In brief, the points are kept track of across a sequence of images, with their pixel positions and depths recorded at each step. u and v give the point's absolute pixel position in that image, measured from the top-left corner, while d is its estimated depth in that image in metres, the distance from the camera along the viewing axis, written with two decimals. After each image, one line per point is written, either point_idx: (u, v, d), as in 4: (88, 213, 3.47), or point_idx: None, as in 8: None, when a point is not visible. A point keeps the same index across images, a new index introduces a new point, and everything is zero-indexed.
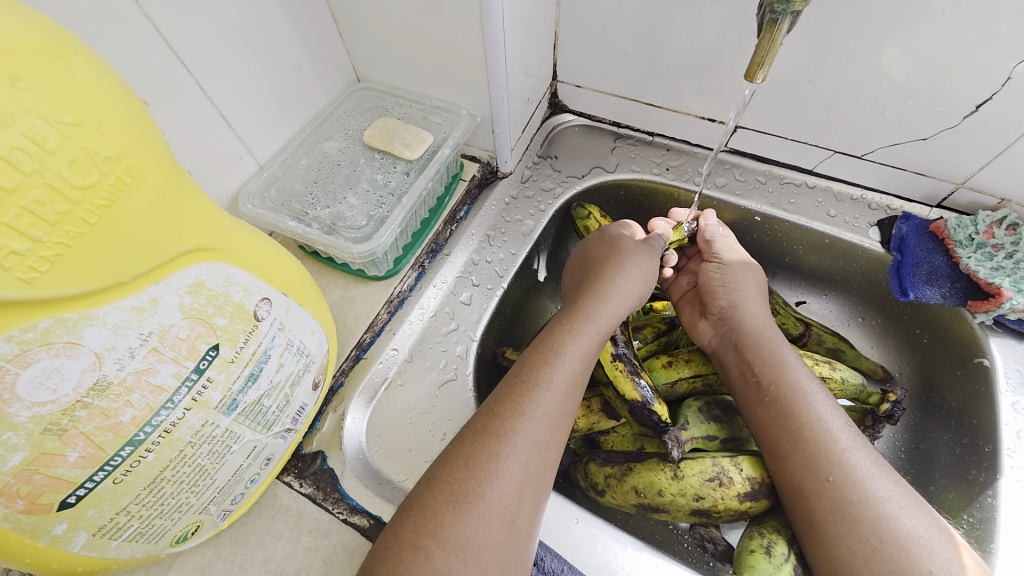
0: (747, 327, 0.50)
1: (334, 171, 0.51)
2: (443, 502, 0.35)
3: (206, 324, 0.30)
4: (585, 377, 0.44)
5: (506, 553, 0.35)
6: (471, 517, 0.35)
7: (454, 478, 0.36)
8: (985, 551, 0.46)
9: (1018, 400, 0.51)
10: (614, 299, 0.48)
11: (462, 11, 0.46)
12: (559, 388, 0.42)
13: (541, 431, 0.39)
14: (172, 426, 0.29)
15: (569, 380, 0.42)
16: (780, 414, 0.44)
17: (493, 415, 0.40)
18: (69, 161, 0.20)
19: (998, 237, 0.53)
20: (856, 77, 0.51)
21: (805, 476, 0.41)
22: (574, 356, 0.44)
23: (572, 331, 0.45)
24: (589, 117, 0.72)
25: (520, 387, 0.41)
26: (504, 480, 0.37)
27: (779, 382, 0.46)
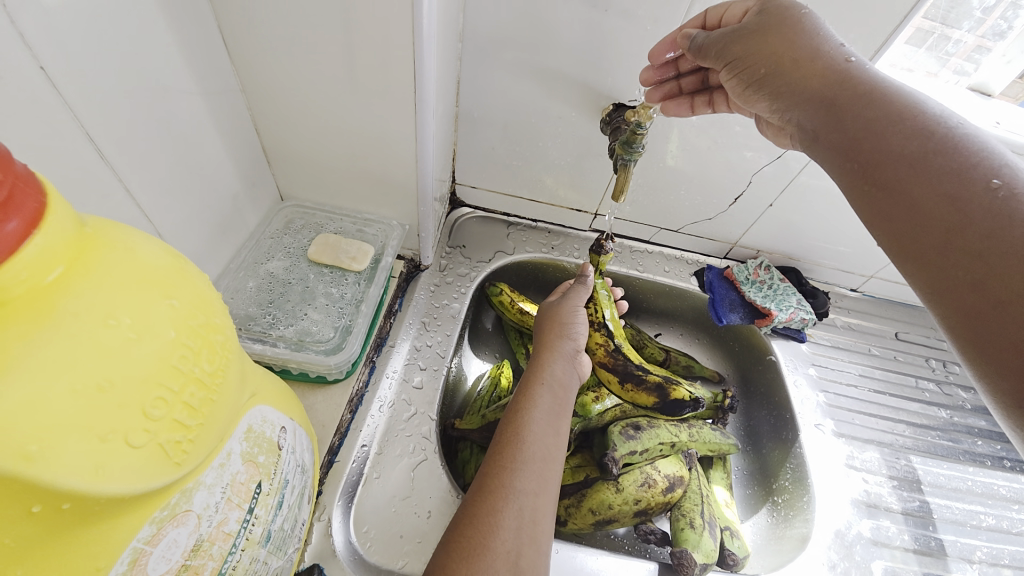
0: (839, 91, 0.43)
1: (286, 289, 0.54)
2: (459, 559, 0.42)
3: (254, 464, 0.33)
4: (556, 423, 0.55)
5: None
6: (485, 565, 0.42)
7: (466, 537, 0.44)
8: (806, 485, 0.67)
9: (796, 377, 0.77)
10: (551, 351, 0.62)
11: (400, 150, 0.56)
12: (533, 437, 0.52)
13: (527, 479, 0.49)
14: (233, 570, 0.31)
15: (543, 429, 0.53)
16: (916, 165, 0.38)
17: (485, 476, 0.49)
18: (205, 354, 0.25)
19: (761, 275, 0.83)
20: (667, 181, 0.76)
21: (931, 203, 0.36)
22: (540, 410, 0.55)
23: (530, 391, 0.57)
24: (485, 210, 0.87)
25: (500, 447, 0.51)
26: (506, 525, 0.45)
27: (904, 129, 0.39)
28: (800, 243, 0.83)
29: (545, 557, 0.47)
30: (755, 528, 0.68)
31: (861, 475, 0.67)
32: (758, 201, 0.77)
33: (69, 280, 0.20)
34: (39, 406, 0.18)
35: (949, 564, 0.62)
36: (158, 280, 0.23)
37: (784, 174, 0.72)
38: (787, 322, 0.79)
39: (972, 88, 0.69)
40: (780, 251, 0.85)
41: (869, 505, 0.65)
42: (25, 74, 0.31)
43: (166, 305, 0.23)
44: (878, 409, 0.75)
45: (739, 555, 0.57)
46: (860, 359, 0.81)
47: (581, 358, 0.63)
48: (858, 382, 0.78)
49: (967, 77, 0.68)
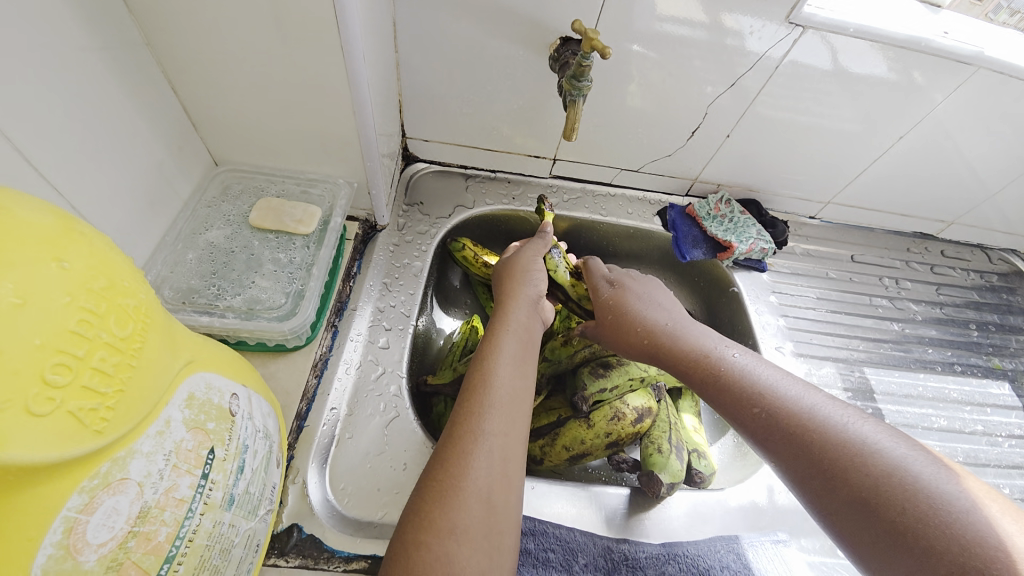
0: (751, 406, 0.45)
1: (230, 258, 0.51)
2: (432, 503, 0.44)
3: (202, 430, 0.32)
4: (522, 366, 0.55)
5: (496, 523, 0.44)
6: (461, 505, 0.43)
7: (437, 481, 0.45)
8: None
9: (758, 306, 0.79)
10: (514, 298, 0.62)
11: (335, 100, 0.53)
12: (500, 381, 0.52)
13: (497, 423, 0.49)
14: (194, 533, 0.31)
15: (510, 373, 0.53)
16: (798, 443, 0.41)
17: (455, 422, 0.49)
18: (114, 319, 0.24)
19: (722, 210, 0.83)
20: (624, 118, 0.74)
21: (823, 472, 0.39)
22: (505, 356, 0.55)
23: (495, 338, 0.57)
24: (440, 164, 0.84)
25: (466, 394, 0.52)
26: (478, 469, 0.46)
27: (780, 413, 0.43)
28: (759, 174, 0.83)
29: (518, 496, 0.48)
30: (723, 448, 0.72)
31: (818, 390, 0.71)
32: (715, 133, 0.76)
33: None
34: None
35: None
36: (43, 241, 0.21)
37: (741, 100, 0.71)
38: (748, 254, 0.80)
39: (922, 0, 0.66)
40: (740, 184, 0.85)
41: None
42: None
43: (54, 267, 0.21)
44: (835, 327, 0.78)
45: (704, 474, 0.60)
46: (820, 283, 0.83)
47: (542, 304, 0.63)
48: (816, 304, 0.81)
49: None
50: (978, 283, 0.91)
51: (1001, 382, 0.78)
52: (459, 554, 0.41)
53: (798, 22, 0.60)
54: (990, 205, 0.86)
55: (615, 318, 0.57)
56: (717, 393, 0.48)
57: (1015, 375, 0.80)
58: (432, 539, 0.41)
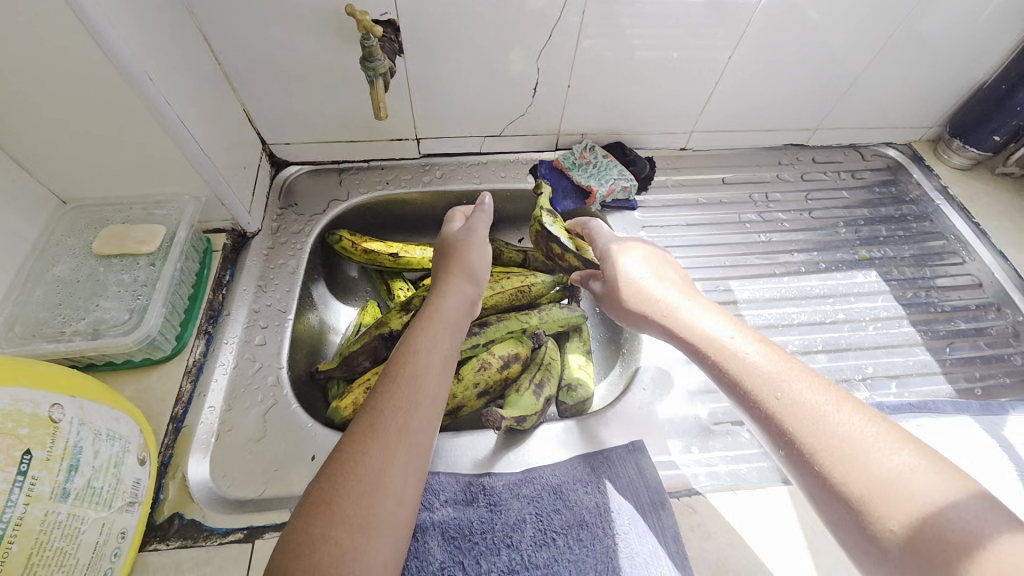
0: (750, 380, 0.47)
1: (76, 287, 0.56)
2: (346, 495, 0.42)
3: (10, 435, 0.37)
4: (447, 363, 0.54)
5: (398, 514, 0.43)
6: (372, 494, 0.42)
7: (347, 464, 0.43)
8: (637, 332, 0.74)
9: (628, 242, 0.82)
10: (451, 284, 0.62)
11: (146, 123, 0.56)
12: (427, 376, 0.51)
13: (414, 401, 0.48)
14: (21, 520, 0.37)
15: (434, 367, 0.51)
16: (785, 422, 0.43)
17: (371, 410, 0.47)
18: None
19: (587, 156, 0.86)
20: (465, 87, 0.77)
21: (816, 449, 0.40)
22: (427, 340, 0.53)
23: (422, 327, 0.55)
24: (311, 163, 0.87)
25: (386, 384, 0.49)
26: (375, 454, 0.44)
27: (773, 398, 0.44)
28: (614, 117, 0.86)
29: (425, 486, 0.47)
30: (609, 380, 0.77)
31: None
32: (556, 85, 0.79)
33: None
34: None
35: None
36: None
37: (565, 50, 0.73)
38: (610, 196, 0.83)
39: None
40: (601, 129, 0.88)
41: None
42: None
43: None
44: (703, 249, 0.83)
45: (575, 405, 0.67)
46: (689, 211, 0.88)
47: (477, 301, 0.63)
48: (686, 230, 0.85)
49: None
50: (848, 182, 0.95)
51: (868, 270, 0.84)
52: (340, 542, 0.39)
53: None
54: (842, 106, 0.89)
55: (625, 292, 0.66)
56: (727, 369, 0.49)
57: (880, 262, 0.85)
58: (324, 526, 0.40)
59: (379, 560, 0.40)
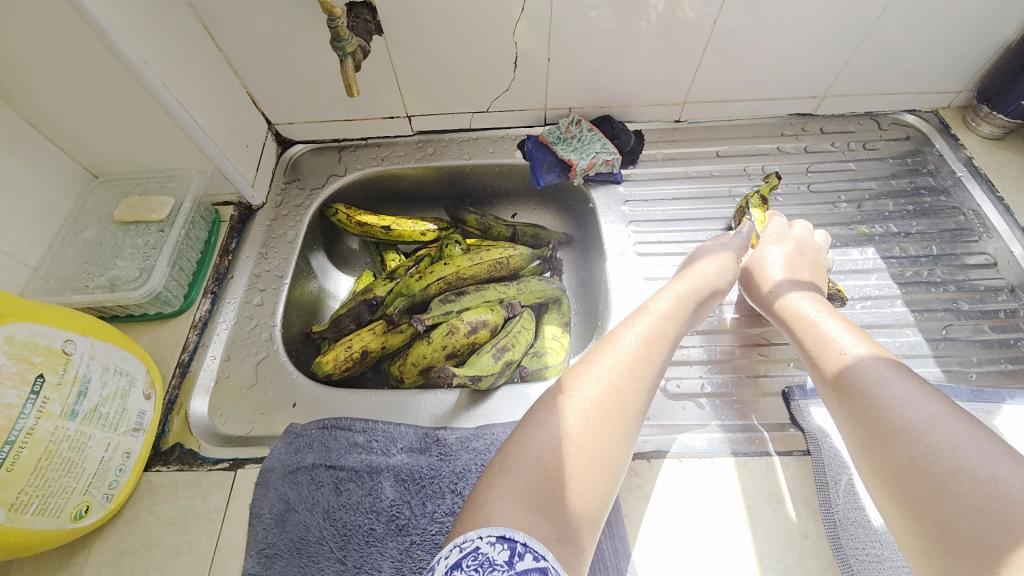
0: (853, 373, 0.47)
1: (99, 249, 0.65)
2: (497, 473, 0.39)
3: (26, 361, 0.46)
4: (663, 345, 0.51)
5: (622, 448, 0.42)
6: (513, 474, 0.39)
7: (507, 449, 0.41)
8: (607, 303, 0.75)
9: (609, 215, 0.83)
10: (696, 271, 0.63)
11: (151, 106, 0.63)
12: (636, 359, 0.47)
13: (643, 336, 0.50)
14: (32, 429, 0.45)
15: (653, 344, 0.50)
16: (868, 417, 0.43)
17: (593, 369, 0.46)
18: None
19: (572, 131, 0.87)
20: (447, 65, 0.80)
21: (898, 442, 0.40)
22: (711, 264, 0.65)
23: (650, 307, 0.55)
24: (314, 141, 0.93)
25: (596, 353, 0.49)
26: (595, 377, 0.45)
27: (865, 394, 0.45)
28: (600, 90, 0.85)
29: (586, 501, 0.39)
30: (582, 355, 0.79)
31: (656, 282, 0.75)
32: (536, 59, 0.80)
33: None
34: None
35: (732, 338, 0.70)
36: None
37: (541, 24, 0.74)
38: (591, 169, 0.84)
39: None
40: (589, 103, 0.88)
41: None
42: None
43: None
44: (689, 223, 0.82)
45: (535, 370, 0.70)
46: (677, 184, 0.86)
47: (705, 294, 0.60)
48: (671, 204, 0.84)
49: None
50: (859, 154, 0.90)
51: (866, 248, 0.80)
52: (590, 459, 0.40)
53: None
54: (849, 71, 0.83)
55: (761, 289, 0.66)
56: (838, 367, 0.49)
57: (880, 239, 0.81)
58: (538, 437, 0.41)
59: (592, 492, 0.39)
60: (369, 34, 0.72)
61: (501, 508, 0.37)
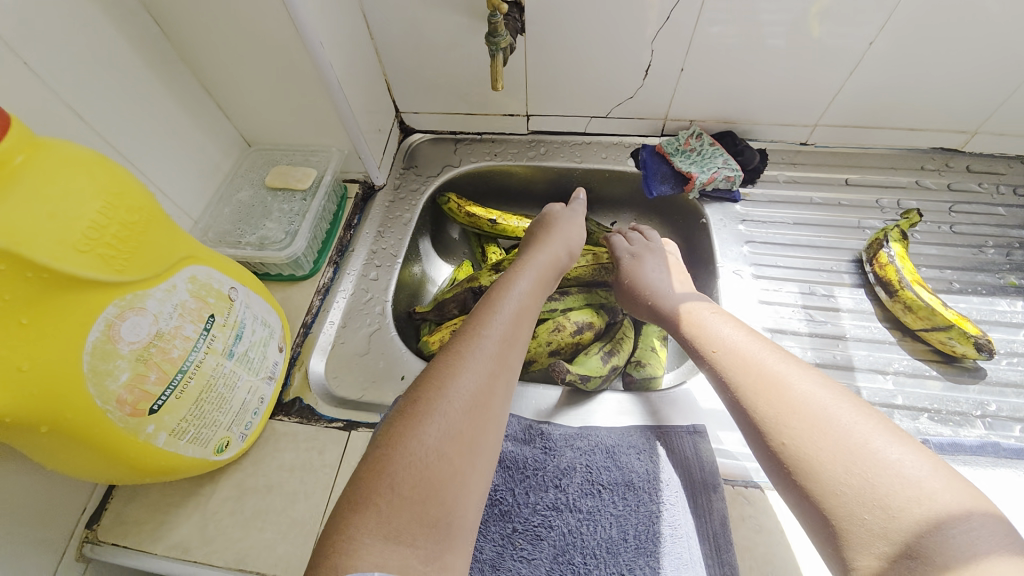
0: (772, 400, 0.47)
1: (251, 211, 0.71)
2: (376, 480, 0.39)
3: (203, 300, 0.50)
4: (513, 354, 0.51)
5: (488, 443, 0.45)
6: (401, 480, 0.39)
7: (367, 472, 0.40)
8: None
9: (723, 232, 0.81)
10: (529, 267, 0.63)
11: (313, 85, 0.69)
12: (478, 371, 0.47)
13: (492, 347, 0.50)
14: (200, 362, 0.49)
15: (501, 340, 0.51)
16: (794, 442, 0.44)
17: (444, 373, 0.46)
18: (129, 212, 0.41)
19: (692, 143, 0.85)
20: (578, 68, 0.81)
21: (824, 463, 0.42)
22: (523, 286, 0.59)
23: (506, 292, 0.58)
24: (433, 132, 0.98)
25: (459, 355, 0.48)
26: (465, 383, 0.46)
27: (801, 434, 0.44)
28: (728, 104, 0.83)
29: (473, 487, 0.42)
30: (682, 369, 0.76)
31: (771, 307, 0.72)
32: (669, 68, 0.79)
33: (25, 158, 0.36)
34: (21, 216, 0.34)
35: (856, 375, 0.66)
36: (83, 164, 0.39)
37: (681, 34, 0.73)
38: (710, 184, 0.81)
39: None
40: (713, 117, 0.86)
41: (774, 330, 0.70)
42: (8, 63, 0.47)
43: (91, 178, 0.39)
44: (812, 250, 0.78)
45: (641, 379, 0.70)
46: (798, 209, 0.82)
47: (529, 275, 0.62)
48: (793, 229, 0.80)
49: None
50: (1011, 198, 0.82)
51: (1016, 300, 0.73)
52: (456, 466, 0.42)
53: None
54: (1012, 107, 0.76)
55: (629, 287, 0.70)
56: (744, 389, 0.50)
57: None
58: (423, 434, 0.42)
59: (480, 474, 0.43)
60: (513, 32, 0.74)
61: (374, 520, 0.37)
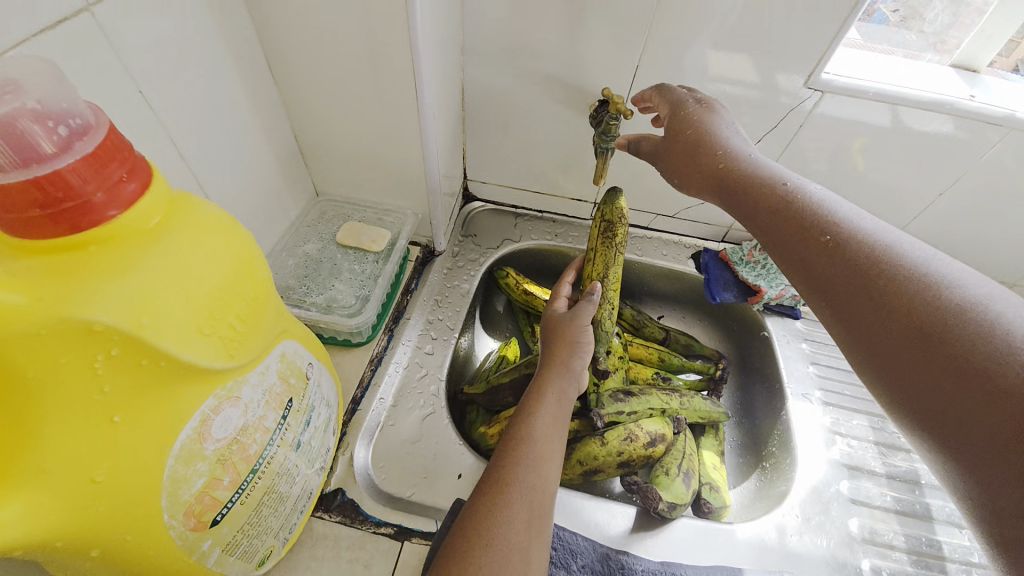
0: (863, 272, 0.41)
1: (318, 266, 0.65)
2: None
3: (286, 383, 0.43)
4: (553, 462, 0.55)
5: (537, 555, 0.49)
6: None
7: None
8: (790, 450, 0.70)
9: (788, 351, 0.80)
10: (562, 374, 0.64)
11: (412, 149, 0.66)
12: (525, 488, 0.51)
13: (527, 490, 0.51)
14: (271, 458, 0.41)
15: (540, 451, 0.55)
16: (903, 317, 0.37)
17: (491, 490, 0.51)
18: (250, 285, 0.36)
19: (756, 255, 0.85)
20: (659, 170, 0.82)
21: (932, 343, 0.35)
22: (548, 416, 0.59)
23: (535, 411, 0.59)
24: (494, 203, 0.96)
25: (507, 469, 0.52)
26: (512, 508, 0.49)
27: (919, 306, 0.37)
28: None
29: None
30: (743, 492, 0.72)
31: (845, 439, 0.70)
32: None
33: (165, 221, 0.30)
34: (154, 287, 0.28)
35: (934, 526, 0.64)
36: (218, 228, 0.33)
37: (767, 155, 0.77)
38: (778, 299, 0.83)
39: (955, 65, 0.71)
40: None
41: (850, 467, 0.67)
42: (128, 93, 0.42)
43: (225, 245, 0.33)
44: None
45: (714, 506, 0.63)
46: None
47: (574, 375, 0.65)
48: None
49: (949, 56, 0.72)
50: None
51: None
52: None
53: (817, 86, 0.67)
54: None
55: (686, 140, 0.56)
56: (824, 254, 0.43)
57: None
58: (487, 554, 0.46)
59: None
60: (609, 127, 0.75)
61: None
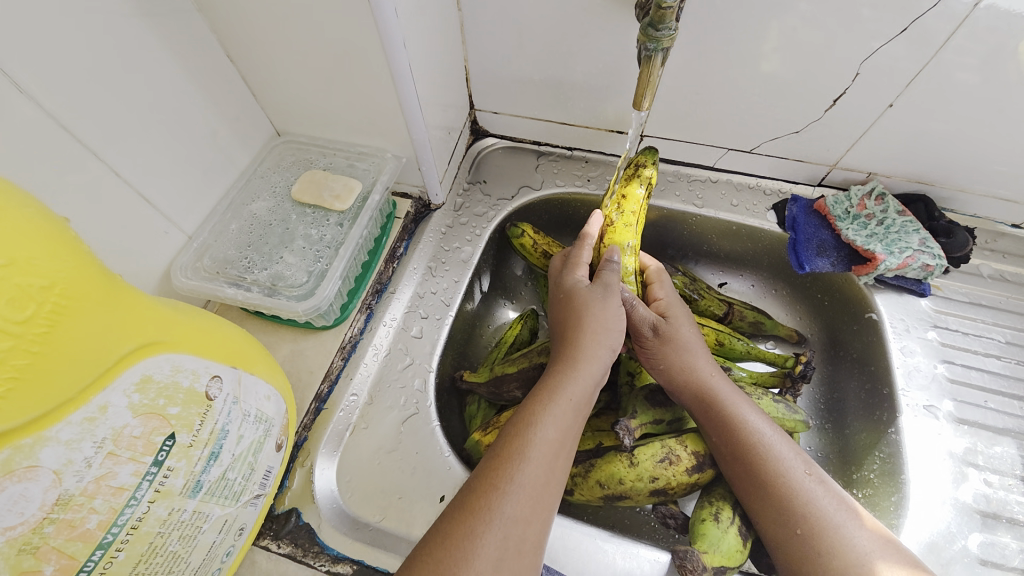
0: (742, 441, 0.46)
1: (266, 232, 0.52)
2: None
3: (159, 416, 0.30)
4: (551, 491, 0.40)
5: None
6: None
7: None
8: (899, 482, 0.52)
9: (904, 345, 0.59)
10: (579, 371, 0.46)
11: (375, 71, 0.48)
12: (512, 522, 0.37)
13: (513, 527, 0.37)
14: (139, 521, 0.30)
15: (537, 475, 0.40)
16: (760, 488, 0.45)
17: (461, 510, 0.38)
18: (8, 300, 0.23)
19: (869, 207, 0.62)
20: (734, 83, 0.57)
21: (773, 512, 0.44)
22: (553, 427, 0.42)
23: (537, 418, 0.42)
24: (511, 139, 0.76)
25: (485, 490, 0.38)
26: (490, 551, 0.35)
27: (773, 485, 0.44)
28: (934, 161, 0.59)
29: None
30: None
31: (981, 476, 0.52)
32: (872, 99, 0.55)
33: None
34: None
35: None
36: None
37: (916, 55, 0.49)
38: (900, 270, 0.60)
39: None
40: (904, 172, 0.62)
41: (985, 515, 0.51)
42: None
43: None
44: None
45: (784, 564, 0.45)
46: (1012, 322, 0.60)
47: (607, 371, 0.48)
48: (1002, 352, 0.59)
49: None
50: None
51: None
52: None
53: None
54: None
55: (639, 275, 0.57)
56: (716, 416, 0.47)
57: None
58: None
59: None
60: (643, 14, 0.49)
61: None
